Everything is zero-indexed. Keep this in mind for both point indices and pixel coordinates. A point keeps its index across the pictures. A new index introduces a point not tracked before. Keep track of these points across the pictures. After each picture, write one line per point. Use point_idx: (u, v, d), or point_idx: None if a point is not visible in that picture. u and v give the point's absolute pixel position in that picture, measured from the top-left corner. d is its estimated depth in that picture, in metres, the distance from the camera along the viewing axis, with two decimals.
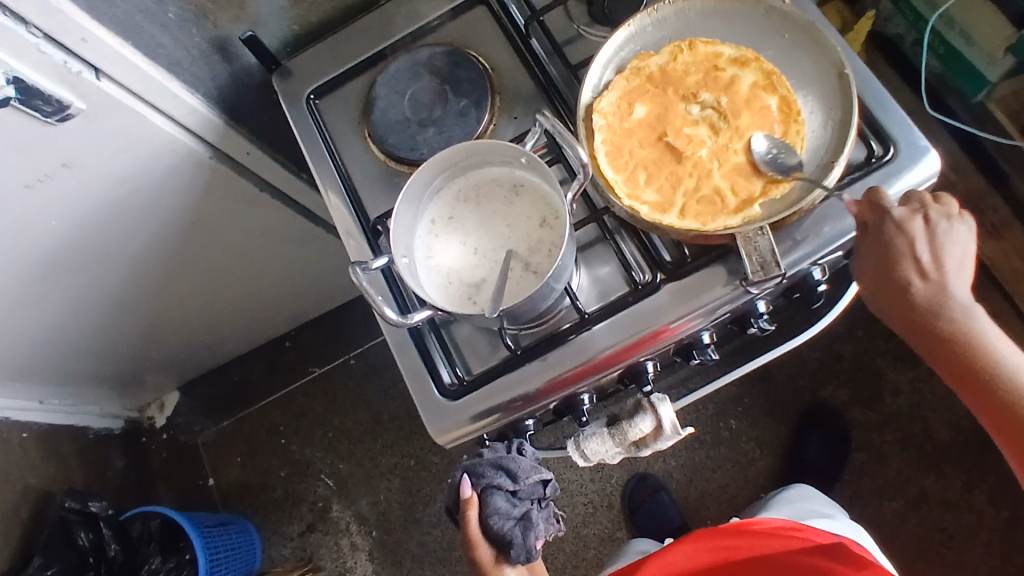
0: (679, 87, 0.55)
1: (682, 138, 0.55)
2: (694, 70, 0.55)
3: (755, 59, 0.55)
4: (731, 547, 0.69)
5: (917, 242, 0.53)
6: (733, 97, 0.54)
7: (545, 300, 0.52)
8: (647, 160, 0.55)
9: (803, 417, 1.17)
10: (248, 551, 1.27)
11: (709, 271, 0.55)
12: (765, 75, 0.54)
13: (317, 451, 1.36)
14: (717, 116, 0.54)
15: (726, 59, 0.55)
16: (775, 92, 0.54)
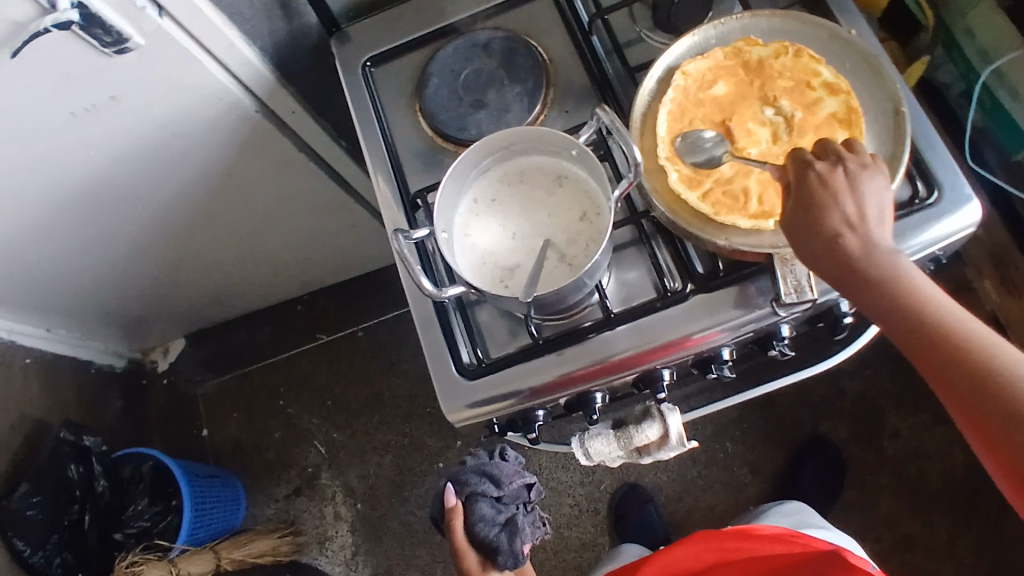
0: (766, 86, 0.55)
1: (742, 130, 0.55)
2: (788, 74, 0.55)
3: (848, 91, 0.54)
4: (732, 549, 0.71)
5: (834, 188, 0.48)
6: (805, 117, 0.54)
7: (575, 293, 0.52)
8: (702, 135, 0.55)
9: (800, 449, 1.17)
10: (232, 506, 1.27)
11: (739, 288, 0.55)
12: (846, 104, 0.54)
13: (314, 418, 1.37)
14: (782, 126, 0.55)
15: (821, 80, 0.55)
16: (851, 124, 0.53)
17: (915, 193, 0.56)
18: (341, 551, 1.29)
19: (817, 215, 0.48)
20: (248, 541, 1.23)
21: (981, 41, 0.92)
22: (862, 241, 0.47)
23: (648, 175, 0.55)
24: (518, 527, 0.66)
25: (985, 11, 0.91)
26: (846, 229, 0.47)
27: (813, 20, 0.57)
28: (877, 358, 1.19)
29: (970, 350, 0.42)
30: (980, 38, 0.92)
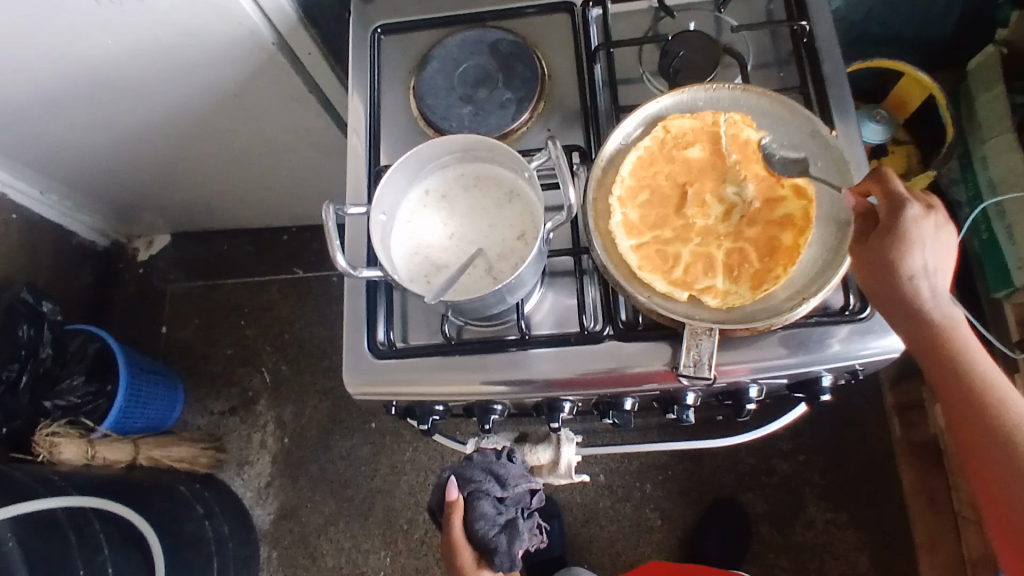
0: (739, 165, 0.55)
1: (698, 200, 0.55)
2: (765, 160, 0.55)
3: (810, 200, 0.54)
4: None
5: (923, 233, 0.51)
6: (761, 209, 0.54)
7: (489, 307, 0.53)
8: (659, 190, 0.56)
9: (714, 510, 1.19)
10: (167, 406, 1.31)
11: (652, 345, 0.56)
12: (803, 209, 0.54)
13: (268, 345, 1.40)
14: (736, 208, 0.55)
15: (791, 181, 0.55)
16: (802, 232, 0.53)
17: (846, 304, 0.56)
18: (256, 478, 1.32)
19: (904, 249, 0.51)
20: (171, 444, 1.25)
21: (992, 172, 0.94)
22: (932, 284, 0.52)
23: (597, 214, 0.55)
24: (519, 532, 0.65)
25: (1004, 144, 0.92)
26: (922, 271, 0.51)
27: (802, 111, 0.56)
28: (813, 445, 1.20)
29: (991, 399, 0.50)
30: (992, 169, 0.94)
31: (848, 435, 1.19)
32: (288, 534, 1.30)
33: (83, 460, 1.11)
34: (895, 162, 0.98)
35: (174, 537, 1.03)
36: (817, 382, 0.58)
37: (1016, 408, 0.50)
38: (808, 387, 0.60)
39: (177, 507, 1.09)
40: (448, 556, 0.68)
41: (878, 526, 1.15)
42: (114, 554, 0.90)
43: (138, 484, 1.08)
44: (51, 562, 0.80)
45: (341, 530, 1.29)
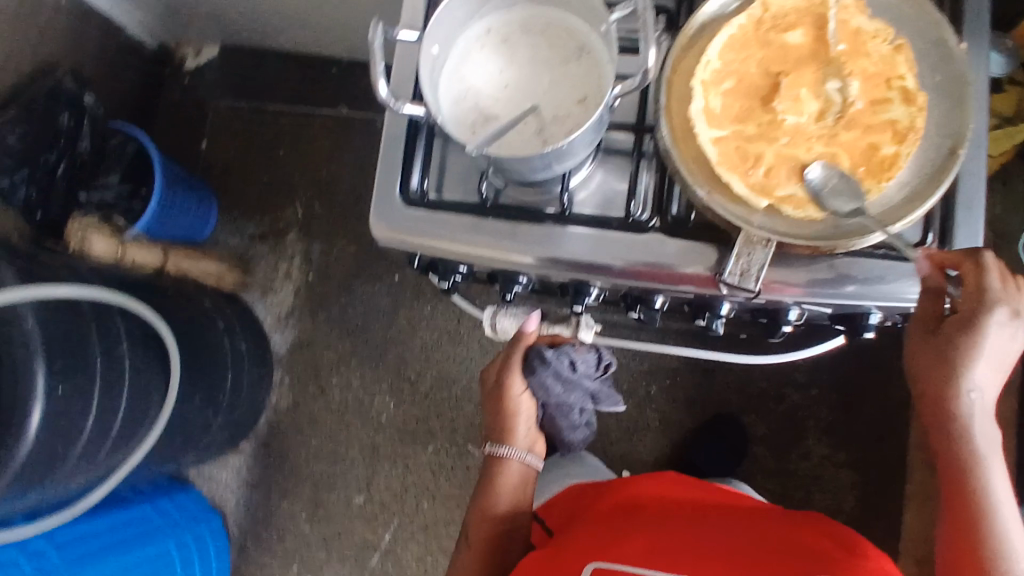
0: (845, 57, 0.48)
1: (793, 94, 0.48)
2: (874, 56, 0.48)
3: (919, 109, 0.47)
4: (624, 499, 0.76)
5: (996, 337, 0.48)
6: (862, 111, 0.48)
7: (535, 172, 0.49)
8: (748, 76, 0.49)
9: (715, 424, 1.19)
10: (201, 222, 1.32)
11: (697, 246, 0.52)
12: (912, 121, 0.47)
13: (304, 180, 1.38)
14: (834, 108, 0.48)
15: (902, 84, 0.48)
16: (903, 144, 0.47)
17: (923, 240, 0.51)
18: (278, 306, 1.35)
19: (969, 347, 0.48)
20: (199, 258, 1.26)
21: None
22: (982, 384, 0.50)
23: (673, 89, 0.49)
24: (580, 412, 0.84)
25: None
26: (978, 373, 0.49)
27: (928, 11, 0.49)
28: (827, 381, 1.18)
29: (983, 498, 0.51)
30: None
31: (865, 377, 1.17)
32: (302, 363, 1.35)
33: (112, 257, 1.14)
34: (1005, 101, 0.88)
35: (191, 344, 1.07)
36: (862, 319, 0.55)
37: (1005, 516, 0.51)
38: (852, 319, 0.56)
39: (198, 317, 1.12)
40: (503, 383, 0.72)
41: (873, 470, 1.15)
42: (132, 349, 0.94)
43: (165, 292, 1.11)
44: (71, 344, 0.83)
45: (351, 370, 1.33)
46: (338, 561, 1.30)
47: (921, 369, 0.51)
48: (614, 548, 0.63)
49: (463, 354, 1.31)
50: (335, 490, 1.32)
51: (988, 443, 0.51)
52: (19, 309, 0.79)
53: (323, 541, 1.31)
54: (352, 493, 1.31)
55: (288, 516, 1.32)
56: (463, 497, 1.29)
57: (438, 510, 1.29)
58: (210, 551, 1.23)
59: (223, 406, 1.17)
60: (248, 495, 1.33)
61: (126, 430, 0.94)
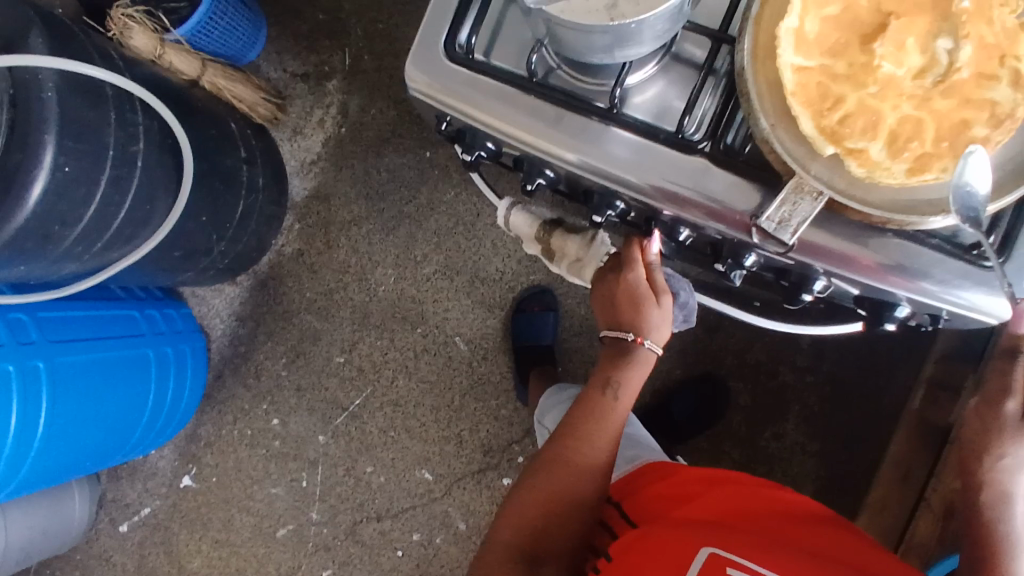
0: (967, 16, 0.41)
1: (896, 41, 0.42)
2: (996, 25, 0.41)
3: None
4: (680, 482, 0.67)
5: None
6: (965, 82, 0.42)
7: (593, 51, 0.45)
8: (855, 8, 0.43)
9: (702, 383, 1.18)
10: (246, 45, 1.27)
11: (741, 182, 0.48)
12: (1015, 107, 0.41)
13: (359, 28, 1.31)
14: (937, 70, 0.42)
15: (1017, 63, 0.41)
16: (997, 131, 0.42)
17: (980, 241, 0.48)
18: (304, 152, 1.33)
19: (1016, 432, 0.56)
20: (237, 81, 1.21)
21: None
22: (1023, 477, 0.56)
23: (768, 1, 0.44)
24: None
25: None
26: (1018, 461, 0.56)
27: None
28: (826, 373, 1.15)
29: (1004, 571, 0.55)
30: None
31: (865, 380, 1.14)
32: (315, 215, 1.33)
33: (149, 54, 1.11)
34: None
35: (209, 164, 1.05)
36: (888, 308, 0.52)
37: None
38: (876, 306, 0.53)
39: (221, 139, 1.10)
40: (620, 304, 0.59)
41: (842, 468, 1.15)
42: (148, 152, 0.92)
43: (194, 104, 1.08)
44: (85, 128, 0.81)
45: (361, 235, 1.32)
46: (306, 411, 1.33)
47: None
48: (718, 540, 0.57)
49: (474, 248, 1.29)
50: (318, 345, 1.33)
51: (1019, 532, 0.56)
52: (39, 75, 0.76)
53: (297, 389, 1.34)
54: (333, 352, 1.33)
55: (268, 356, 1.35)
56: (439, 385, 1.30)
57: (412, 390, 1.31)
58: (186, 371, 1.26)
59: (228, 235, 1.17)
60: (236, 327, 1.36)
61: (127, 230, 0.93)
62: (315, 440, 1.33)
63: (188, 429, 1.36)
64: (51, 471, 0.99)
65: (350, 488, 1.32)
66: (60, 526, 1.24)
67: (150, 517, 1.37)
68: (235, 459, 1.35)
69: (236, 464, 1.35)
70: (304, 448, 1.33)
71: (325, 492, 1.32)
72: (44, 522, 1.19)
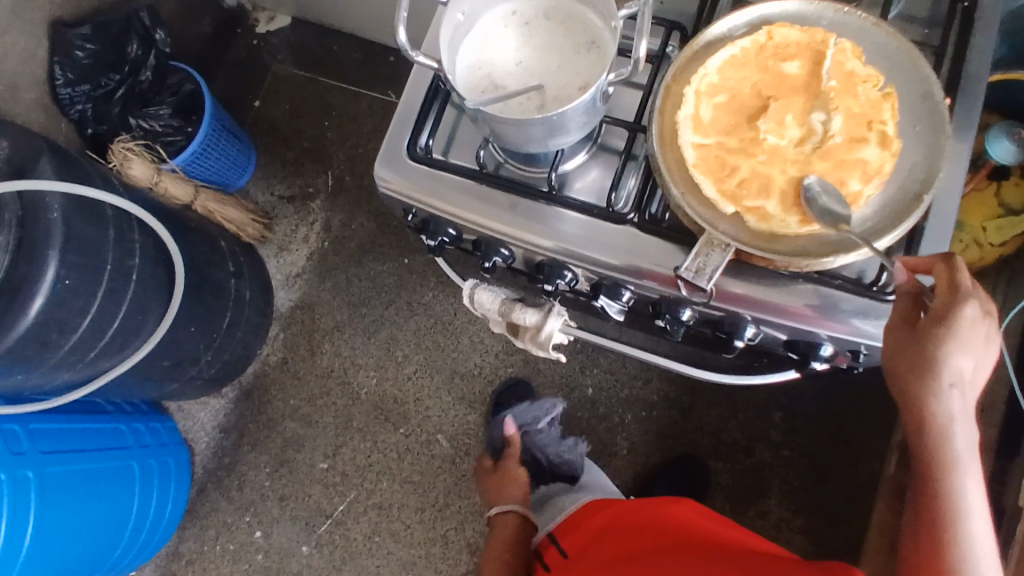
0: (833, 94, 0.51)
1: (777, 117, 0.51)
2: (861, 99, 0.51)
3: (892, 154, 0.50)
4: (611, 519, 0.82)
5: (971, 334, 0.48)
6: (839, 145, 0.51)
7: (529, 142, 0.54)
8: (742, 96, 0.53)
9: (680, 464, 1.20)
10: (237, 171, 1.38)
11: (665, 244, 0.56)
12: (882, 162, 0.50)
13: (341, 153, 1.44)
14: (815, 138, 0.51)
15: (882, 127, 0.51)
16: (868, 185, 0.50)
17: (877, 279, 0.54)
18: (290, 265, 1.41)
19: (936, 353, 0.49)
20: (227, 203, 1.31)
21: None
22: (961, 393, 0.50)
23: (668, 97, 0.53)
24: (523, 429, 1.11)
25: None
26: (955, 380, 0.50)
27: (919, 69, 0.52)
28: (800, 445, 1.19)
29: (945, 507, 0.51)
30: None
31: (837, 450, 1.17)
32: (299, 323, 1.39)
33: (147, 181, 1.19)
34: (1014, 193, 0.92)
35: (199, 277, 1.12)
36: (814, 348, 0.57)
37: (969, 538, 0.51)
38: (803, 348, 0.58)
39: (211, 254, 1.18)
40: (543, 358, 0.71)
41: (828, 543, 1.14)
42: (143, 265, 0.99)
43: (187, 222, 1.17)
44: (86, 243, 0.89)
45: (343, 340, 1.37)
46: (289, 521, 1.32)
47: (907, 365, 0.51)
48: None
49: (454, 346, 1.34)
50: (303, 451, 1.34)
51: (964, 458, 0.51)
52: (47, 199, 0.85)
53: (280, 498, 1.33)
54: (317, 457, 1.34)
55: (252, 465, 1.35)
56: (422, 484, 1.31)
57: (396, 491, 1.31)
58: (170, 484, 1.26)
59: (214, 344, 1.22)
60: (220, 438, 1.37)
61: (119, 341, 0.98)
62: (298, 550, 1.31)
63: (169, 548, 1.34)
64: None
65: None
66: None
67: None
68: None
69: None
70: (287, 560, 1.31)
71: None
72: None
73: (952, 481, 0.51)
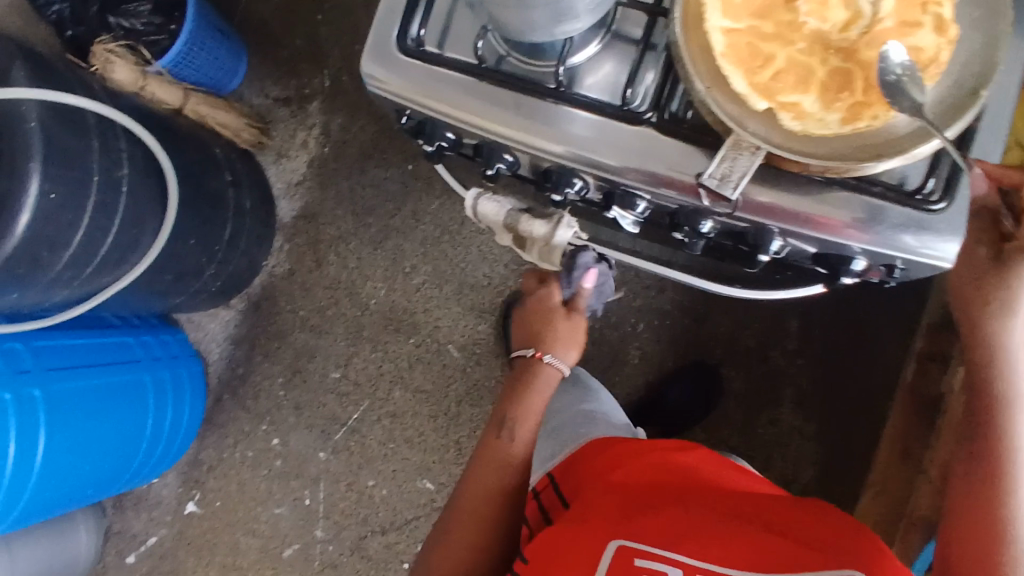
0: None
1: None
2: None
3: (949, 42, 0.43)
4: (610, 455, 0.71)
5: None
6: (890, 31, 0.43)
7: (531, 31, 0.47)
8: None
9: (694, 373, 1.19)
10: (228, 73, 1.30)
11: (687, 146, 0.50)
12: (937, 50, 0.43)
13: (337, 50, 1.34)
14: (861, 22, 0.44)
15: (938, 10, 0.44)
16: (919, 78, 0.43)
17: (922, 186, 0.49)
18: (290, 173, 1.35)
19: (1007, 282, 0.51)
20: (219, 108, 1.24)
21: None
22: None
23: None
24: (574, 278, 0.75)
25: None
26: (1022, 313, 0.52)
27: None
28: (818, 353, 1.16)
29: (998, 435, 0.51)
30: None
31: (855, 358, 1.14)
32: (303, 234, 1.35)
33: (133, 85, 1.13)
34: None
35: (194, 188, 1.08)
36: (846, 261, 0.53)
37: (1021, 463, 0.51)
38: (835, 263, 0.54)
39: (206, 163, 1.12)
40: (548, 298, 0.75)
41: (841, 449, 1.14)
42: (132, 176, 0.94)
43: (178, 129, 1.11)
44: (70, 154, 0.84)
45: (349, 250, 1.34)
46: (305, 429, 1.34)
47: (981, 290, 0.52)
48: (627, 526, 0.57)
49: (462, 256, 1.31)
50: (314, 361, 1.35)
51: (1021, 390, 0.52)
52: (23, 107, 0.79)
53: (295, 407, 1.35)
54: (329, 367, 1.34)
55: (265, 376, 1.36)
56: (434, 393, 1.31)
57: (409, 400, 1.32)
58: (184, 396, 1.27)
59: (217, 257, 1.19)
60: (232, 350, 1.37)
61: (116, 256, 0.96)
62: (316, 456, 1.34)
63: (191, 455, 1.37)
64: (52, 497, 1.00)
65: (353, 502, 1.32)
66: (66, 558, 1.24)
67: (156, 546, 1.37)
68: (239, 481, 1.36)
69: (240, 486, 1.36)
70: (305, 466, 1.34)
71: (329, 508, 1.33)
72: (48, 556, 1.19)
73: (1012, 429, 0.51)
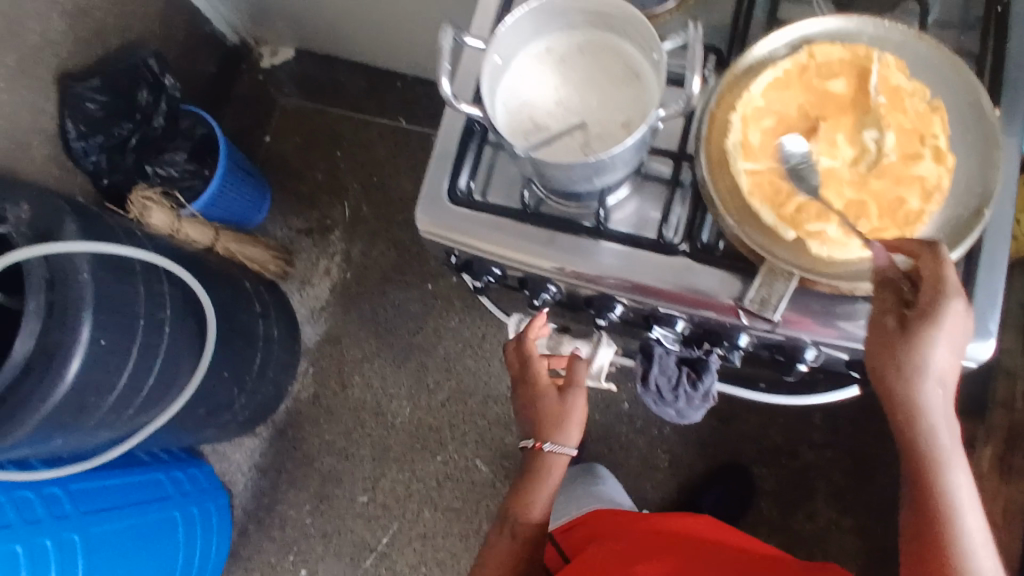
0: (883, 110, 0.50)
1: (828, 137, 0.50)
2: (910, 113, 0.51)
3: (948, 169, 0.49)
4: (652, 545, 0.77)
5: (951, 328, 0.45)
6: (895, 163, 0.50)
7: (577, 182, 0.53)
8: (787, 117, 0.52)
9: (727, 473, 1.19)
10: (253, 209, 1.38)
11: (723, 272, 0.54)
12: (937, 176, 0.49)
13: (355, 182, 1.44)
14: (869, 155, 0.50)
15: (934, 141, 0.50)
16: (928, 202, 0.49)
17: None
18: (313, 299, 1.40)
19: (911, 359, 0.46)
20: (249, 244, 1.32)
21: None
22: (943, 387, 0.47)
23: (712, 125, 0.52)
24: (700, 384, 0.66)
25: None
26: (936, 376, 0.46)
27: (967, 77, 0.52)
28: (844, 445, 1.17)
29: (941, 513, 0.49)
30: None
31: (881, 449, 1.16)
32: (328, 358, 1.38)
33: (167, 229, 1.19)
34: None
35: (227, 322, 1.11)
36: None
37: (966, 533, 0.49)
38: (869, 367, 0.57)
39: (237, 297, 1.17)
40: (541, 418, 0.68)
41: (881, 543, 1.13)
42: (173, 316, 0.99)
43: (211, 266, 1.16)
44: (117, 302, 0.88)
45: (373, 370, 1.37)
46: (333, 557, 1.31)
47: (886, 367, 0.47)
48: None
49: (485, 369, 1.34)
50: (341, 487, 1.34)
51: (952, 452, 0.49)
52: (74, 260, 0.84)
53: (322, 535, 1.32)
54: (356, 492, 1.33)
55: (291, 504, 1.34)
56: (464, 511, 1.30)
57: (438, 521, 1.30)
58: (212, 531, 1.25)
59: (247, 386, 1.21)
60: (257, 479, 1.36)
61: (155, 395, 0.98)
62: None
63: None
64: None
65: None
66: None
67: None
68: None
69: None
70: None
71: None
72: None
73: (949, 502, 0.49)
